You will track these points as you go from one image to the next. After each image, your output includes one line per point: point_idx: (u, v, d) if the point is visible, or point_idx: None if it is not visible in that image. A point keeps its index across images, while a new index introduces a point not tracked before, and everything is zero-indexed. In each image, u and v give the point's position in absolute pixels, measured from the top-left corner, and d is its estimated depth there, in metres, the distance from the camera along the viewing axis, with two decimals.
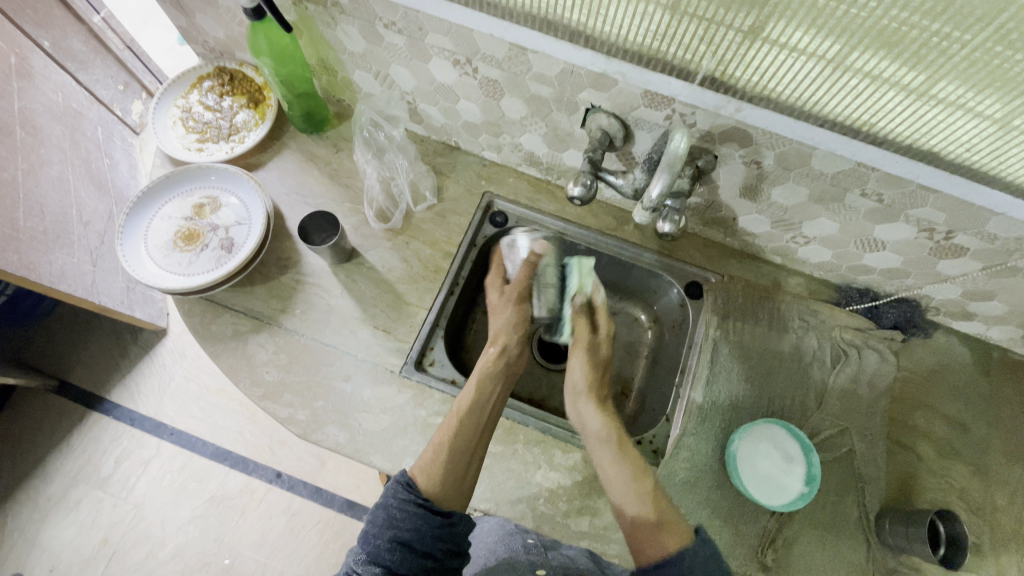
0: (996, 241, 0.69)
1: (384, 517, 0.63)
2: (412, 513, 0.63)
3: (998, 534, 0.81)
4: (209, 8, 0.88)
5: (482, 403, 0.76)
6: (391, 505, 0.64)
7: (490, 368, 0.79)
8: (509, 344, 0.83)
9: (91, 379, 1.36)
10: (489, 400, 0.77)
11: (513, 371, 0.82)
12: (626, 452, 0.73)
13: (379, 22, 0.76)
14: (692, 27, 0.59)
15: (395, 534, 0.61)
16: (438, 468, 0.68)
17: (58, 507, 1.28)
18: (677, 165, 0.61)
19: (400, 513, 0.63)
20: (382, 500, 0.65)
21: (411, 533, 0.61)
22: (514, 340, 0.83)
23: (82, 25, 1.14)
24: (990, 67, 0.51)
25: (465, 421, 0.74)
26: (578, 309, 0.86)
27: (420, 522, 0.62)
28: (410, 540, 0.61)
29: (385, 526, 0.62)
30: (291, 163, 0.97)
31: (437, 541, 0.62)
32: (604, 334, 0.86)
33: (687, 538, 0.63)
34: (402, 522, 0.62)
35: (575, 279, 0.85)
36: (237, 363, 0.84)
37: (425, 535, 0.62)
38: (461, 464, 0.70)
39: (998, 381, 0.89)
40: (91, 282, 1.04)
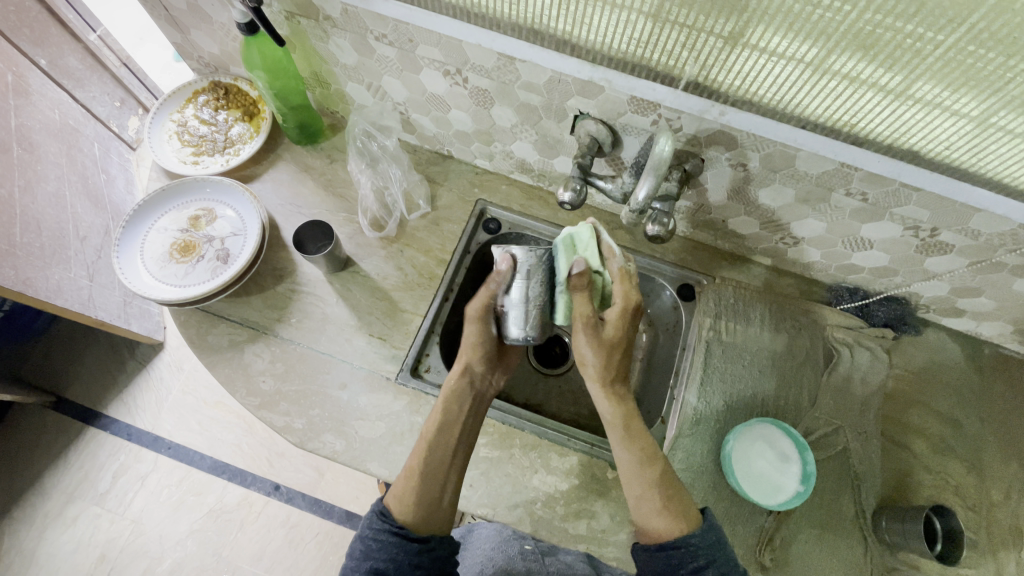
0: (980, 237, 0.70)
1: (361, 549, 0.65)
2: (385, 543, 0.64)
3: (993, 530, 0.81)
4: (203, 24, 0.90)
5: (450, 422, 0.74)
6: (367, 536, 0.66)
7: (455, 387, 0.75)
8: (474, 363, 0.77)
9: (87, 395, 1.36)
10: (456, 419, 0.74)
11: (482, 380, 0.78)
12: (632, 429, 0.71)
13: (369, 35, 0.77)
14: (674, 34, 0.60)
15: (372, 564, 0.63)
16: (408, 499, 0.68)
17: (56, 523, 1.28)
18: (662, 167, 0.62)
19: (375, 543, 0.65)
20: (360, 528, 0.67)
21: (387, 563, 0.63)
22: (477, 356, 0.77)
23: (78, 43, 1.15)
24: (965, 66, 0.52)
25: (433, 444, 0.72)
26: (575, 285, 0.73)
27: (395, 551, 0.64)
28: (387, 570, 0.63)
29: (363, 557, 0.64)
30: (286, 174, 0.98)
31: (415, 567, 0.64)
32: (616, 311, 0.73)
33: (696, 522, 0.65)
34: (377, 553, 0.64)
35: (563, 259, 0.74)
36: (233, 373, 0.84)
37: (400, 562, 0.64)
38: (434, 494, 0.69)
39: (990, 377, 0.90)
40: (88, 297, 1.05)
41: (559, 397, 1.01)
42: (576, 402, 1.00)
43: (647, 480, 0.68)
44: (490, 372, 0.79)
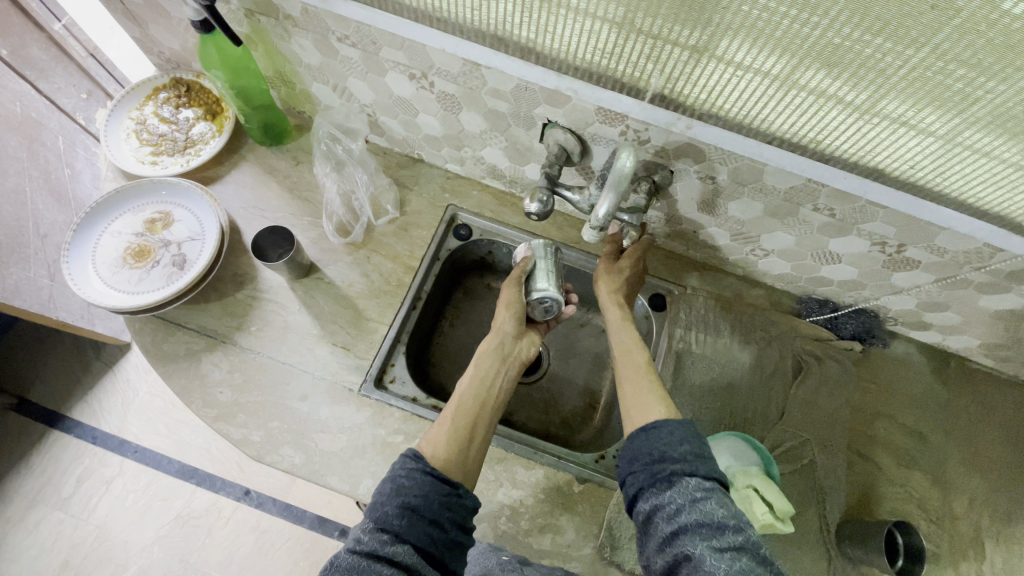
0: (945, 254, 0.70)
1: (392, 485, 0.60)
2: (419, 480, 0.60)
3: (954, 542, 0.82)
4: (161, 19, 0.86)
5: (483, 379, 0.75)
6: (399, 474, 0.61)
7: (488, 347, 0.78)
8: (505, 325, 0.80)
9: (51, 396, 1.32)
10: (487, 376, 0.75)
11: (514, 347, 0.80)
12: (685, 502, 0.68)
13: (332, 36, 0.74)
14: (639, 45, 0.59)
15: (404, 500, 0.58)
16: (441, 441, 0.67)
17: (17, 529, 1.23)
18: (623, 183, 0.60)
19: (408, 481, 0.60)
20: (391, 471, 0.63)
21: (419, 500, 0.59)
22: (508, 317, 0.81)
23: (41, 32, 1.03)
24: (930, 84, 0.51)
25: (466, 395, 0.73)
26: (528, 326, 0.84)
27: (428, 489, 0.60)
28: (418, 506, 0.58)
29: (393, 493, 0.59)
30: (249, 176, 0.95)
31: (445, 510, 0.60)
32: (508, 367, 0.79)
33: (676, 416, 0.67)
34: (410, 489, 0.60)
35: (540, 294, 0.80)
36: (189, 383, 0.81)
37: (432, 501, 0.59)
38: (466, 439, 0.68)
39: (955, 389, 0.91)
40: (48, 297, 1.00)
41: (530, 406, 1.00)
42: (547, 411, 1.00)
43: None
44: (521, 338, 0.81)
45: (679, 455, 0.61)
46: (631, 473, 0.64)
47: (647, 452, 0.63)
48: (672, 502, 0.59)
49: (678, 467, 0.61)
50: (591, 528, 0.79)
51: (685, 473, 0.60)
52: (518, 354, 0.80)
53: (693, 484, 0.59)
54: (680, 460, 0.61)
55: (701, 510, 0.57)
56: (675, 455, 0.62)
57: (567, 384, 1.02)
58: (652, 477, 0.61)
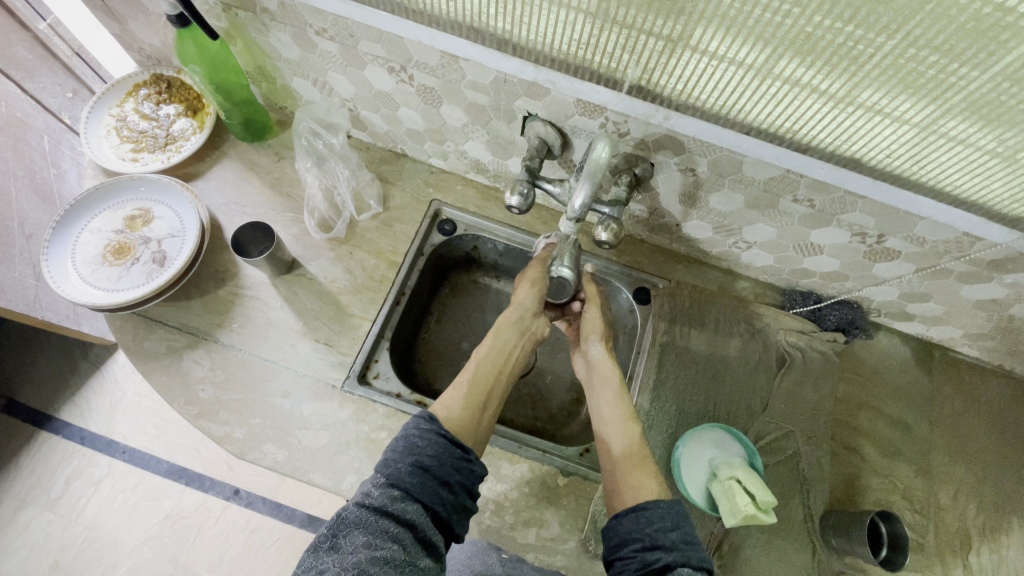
0: (924, 244, 0.70)
1: (405, 444, 0.59)
2: (433, 441, 0.60)
3: (938, 531, 0.82)
4: (139, 14, 0.85)
5: (500, 351, 0.76)
6: (413, 434, 0.61)
7: (507, 321, 0.79)
8: (527, 302, 0.80)
9: (38, 397, 1.31)
10: (504, 348, 0.77)
11: (532, 324, 0.81)
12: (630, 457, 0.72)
13: (309, 29, 0.74)
14: (614, 35, 0.58)
15: (416, 459, 0.58)
16: (455, 407, 0.68)
17: (5, 531, 1.22)
18: (599, 174, 0.59)
19: (420, 441, 0.60)
20: (404, 430, 0.62)
21: (432, 460, 0.58)
22: (531, 295, 0.80)
23: (26, 32, 0.99)
24: (903, 71, 0.51)
25: (482, 366, 0.74)
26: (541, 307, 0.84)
27: (441, 451, 0.59)
28: (430, 466, 0.58)
29: (406, 452, 0.59)
30: (231, 172, 0.94)
31: (456, 472, 0.59)
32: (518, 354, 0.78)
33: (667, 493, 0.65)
34: (424, 449, 0.59)
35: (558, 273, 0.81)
36: (171, 381, 0.81)
37: (444, 463, 0.59)
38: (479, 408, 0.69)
39: (939, 379, 0.91)
40: (34, 297, 0.97)
41: (517, 401, 0.99)
42: (534, 406, 0.99)
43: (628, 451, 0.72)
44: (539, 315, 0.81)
45: (671, 542, 0.58)
46: (619, 559, 0.60)
47: (639, 537, 0.60)
48: None
49: (669, 556, 0.57)
50: (576, 521, 0.79)
51: (678, 562, 0.56)
52: (535, 330, 0.81)
53: (684, 573, 0.55)
54: (671, 549, 0.58)
55: None
56: (667, 542, 0.58)
57: (554, 378, 1.02)
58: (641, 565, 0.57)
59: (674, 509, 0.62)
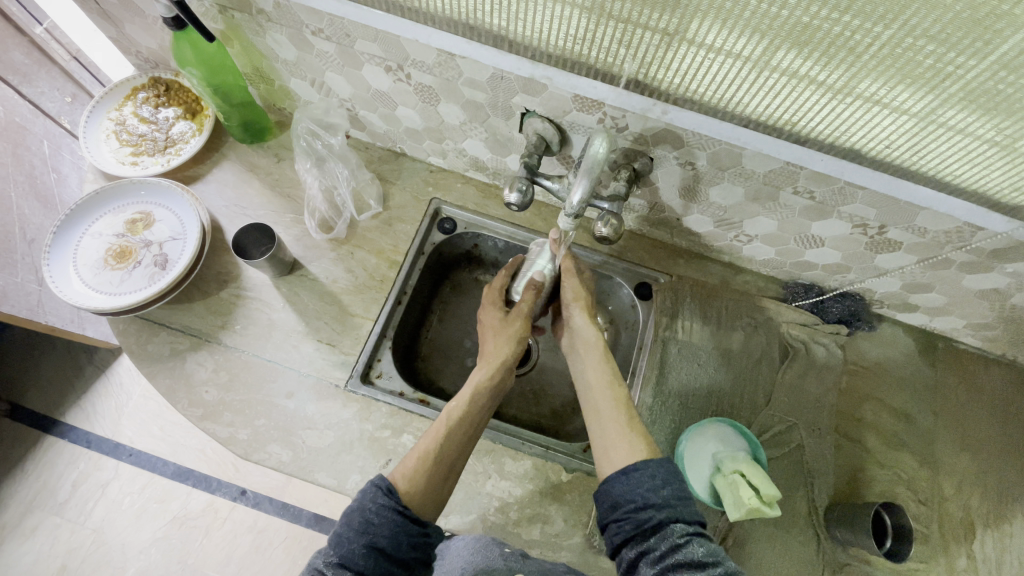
0: (926, 234, 0.70)
1: (359, 522, 0.58)
2: (388, 520, 0.59)
3: (944, 522, 0.82)
4: (137, 18, 0.85)
5: (471, 414, 0.73)
6: (368, 509, 0.60)
7: (483, 380, 0.76)
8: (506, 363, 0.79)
9: (45, 401, 1.31)
10: (473, 411, 0.73)
11: (501, 382, 0.78)
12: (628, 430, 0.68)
13: (306, 29, 0.74)
14: (610, 30, 0.58)
15: (371, 539, 0.57)
16: (419, 476, 0.65)
17: (15, 535, 1.23)
18: (597, 170, 0.59)
19: (376, 518, 0.59)
20: (359, 501, 0.61)
21: (385, 539, 0.58)
22: (510, 352, 0.80)
23: (23, 37, 1.00)
24: (901, 61, 0.51)
25: (448, 433, 0.70)
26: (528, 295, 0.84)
27: (396, 529, 0.59)
28: (385, 546, 0.58)
29: (360, 531, 0.58)
30: (231, 174, 0.95)
31: (412, 549, 0.59)
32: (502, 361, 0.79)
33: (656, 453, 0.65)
34: (379, 529, 0.58)
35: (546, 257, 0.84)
36: (175, 383, 0.81)
37: (400, 543, 0.58)
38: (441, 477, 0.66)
39: (943, 370, 0.91)
40: (38, 301, 0.98)
41: (520, 398, 1.00)
42: (537, 402, 0.99)
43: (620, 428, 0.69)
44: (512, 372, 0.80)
45: (662, 500, 0.60)
46: (613, 519, 0.61)
47: (630, 498, 0.61)
48: (655, 548, 0.58)
49: (661, 514, 0.59)
50: (580, 517, 0.79)
51: (669, 519, 0.59)
52: (502, 389, 0.79)
53: (678, 530, 0.58)
54: (662, 506, 0.59)
55: (686, 555, 0.56)
56: (657, 500, 0.60)
57: (557, 375, 1.02)
58: (635, 526, 0.59)
59: (664, 466, 0.63)
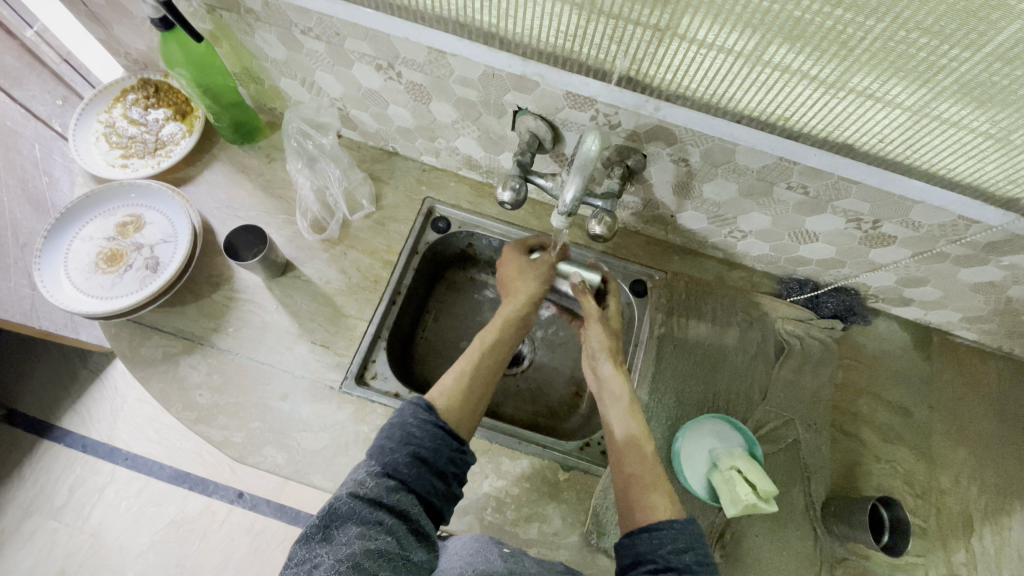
0: (920, 228, 0.69)
1: (400, 434, 0.60)
2: (431, 432, 0.61)
3: (941, 515, 0.82)
4: (124, 18, 0.84)
5: (501, 346, 0.78)
6: (409, 423, 0.61)
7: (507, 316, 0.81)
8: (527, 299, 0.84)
9: (39, 406, 1.30)
10: (502, 342, 0.79)
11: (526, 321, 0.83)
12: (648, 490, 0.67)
13: (294, 28, 0.73)
14: (601, 26, 0.58)
15: (413, 452, 0.59)
16: (456, 394, 0.69)
17: (11, 540, 1.21)
18: (589, 168, 0.59)
19: (419, 431, 0.61)
20: (400, 416, 0.63)
21: (428, 451, 0.60)
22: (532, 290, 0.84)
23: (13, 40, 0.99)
24: (894, 55, 0.51)
25: (481, 359, 0.75)
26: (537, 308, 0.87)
27: (437, 442, 0.61)
28: (427, 457, 0.59)
29: (403, 442, 0.59)
30: (222, 176, 0.94)
31: (451, 463, 0.61)
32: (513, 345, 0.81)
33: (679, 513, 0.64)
34: (421, 440, 0.60)
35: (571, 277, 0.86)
36: (168, 387, 0.81)
37: (441, 455, 0.60)
38: (475, 398, 0.70)
39: (938, 363, 0.91)
40: (31, 306, 0.96)
41: (517, 396, 0.99)
42: (533, 401, 0.99)
43: (646, 483, 0.67)
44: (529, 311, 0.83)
45: (684, 565, 0.57)
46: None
47: (652, 558, 0.59)
48: None
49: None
50: (577, 516, 0.79)
51: None
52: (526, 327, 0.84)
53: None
54: (684, 571, 0.57)
55: None
56: (679, 565, 0.58)
57: (553, 374, 1.02)
58: None
59: (690, 530, 0.61)
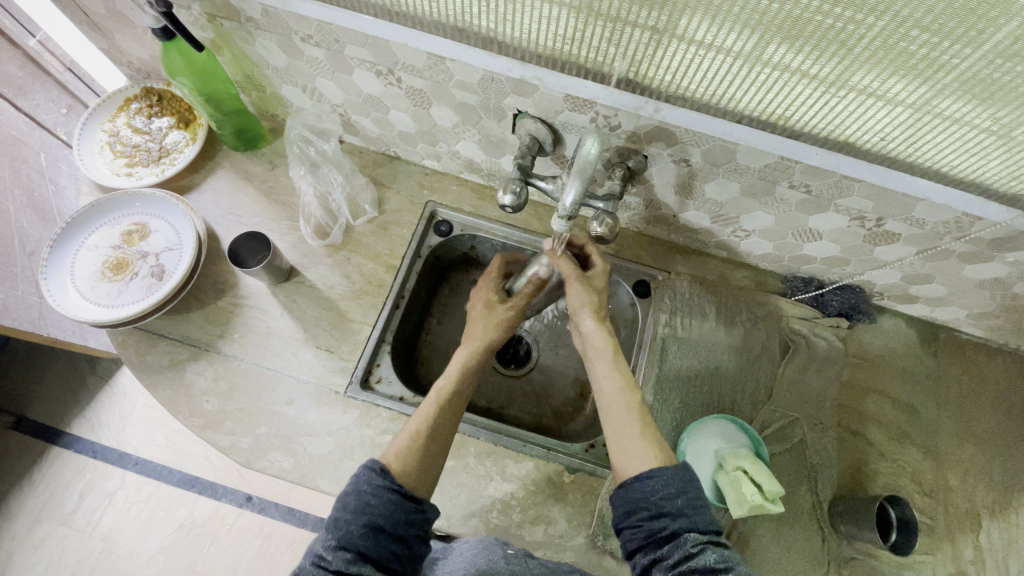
0: (925, 225, 0.69)
1: (354, 504, 0.58)
2: (384, 499, 0.59)
3: (950, 513, 0.82)
4: (127, 28, 0.85)
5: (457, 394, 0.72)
6: (363, 490, 0.59)
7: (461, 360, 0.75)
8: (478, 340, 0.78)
9: (49, 412, 1.31)
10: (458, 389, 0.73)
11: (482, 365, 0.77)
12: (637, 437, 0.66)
13: (294, 36, 0.74)
14: (599, 29, 0.58)
15: (368, 519, 0.57)
16: (411, 453, 0.65)
17: (23, 545, 1.22)
18: (588, 171, 0.59)
19: (374, 499, 0.58)
20: (354, 484, 0.60)
21: (383, 517, 0.57)
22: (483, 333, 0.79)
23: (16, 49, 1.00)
24: (894, 52, 0.50)
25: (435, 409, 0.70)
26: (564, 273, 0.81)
27: (391, 508, 0.58)
28: (383, 524, 0.57)
29: (358, 511, 0.57)
30: (226, 183, 0.95)
31: (410, 526, 0.59)
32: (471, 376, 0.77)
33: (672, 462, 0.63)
34: (376, 509, 0.58)
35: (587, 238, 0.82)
36: (175, 394, 0.81)
37: (398, 519, 0.58)
38: (432, 453, 0.66)
39: (945, 361, 0.90)
40: (39, 315, 0.96)
41: (522, 399, 1.00)
42: (538, 402, 0.99)
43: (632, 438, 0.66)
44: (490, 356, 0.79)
45: (677, 509, 0.58)
46: (628, 526, 0.59)
47: (645, 505, 0.59)
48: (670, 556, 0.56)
49: (676, 524, 0.57)
50: (583, 517, 0.79)
51: (685, 528, 0.56)
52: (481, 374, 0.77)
53: (693, 538, 0.56)
54: (677, 515, 0.57)
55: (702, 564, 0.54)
56: (672, 510, 0.58)
57: (557, 376, 1.02)
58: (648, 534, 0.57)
59: (681, 474, 0.61)
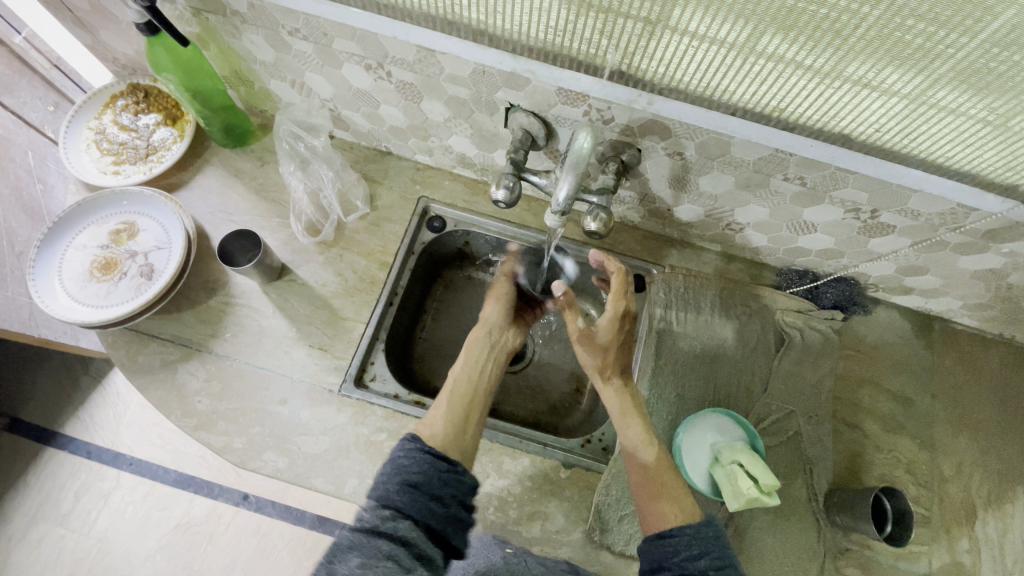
0: (919, 216, 0.69)
1: (392, 465, 0.64)
2: (418, 458, 0.64)
3: (944, 504, 0.82)
4: (110, 23, 0.83)
5: (478, 368, 0.80)
6: (397, 454, 0.65)
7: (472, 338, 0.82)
8: (489, 318, 0.85)
9: (41, 413, 1.30)
10: (477, 364, 0.80)
11: (499, 339, 0.84)
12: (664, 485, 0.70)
13: (281, 29, 0.72)
14: (591, 21, 0.57)
15: (404, 478, 0.62)
16: (438, 423, 0.71)
17: (19, 546, 1.22)
18: (581, 165, 0.58)
19: (407, 460, 0.64)
20: (392, 453, 0.67)
21: (418, 476, 0.63)
22: (495, 310, 0.86)
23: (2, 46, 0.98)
24: (890, 43, 0.50)
25: (458, 385, 0.77)
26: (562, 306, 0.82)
27: (426, 466, 0.64)
28: (418, 482, 0.62)
29: (394, 472, 0.63)
30: (215, 180, 0.93)
31: (445, 485, 0.63)
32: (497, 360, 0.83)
33: (693, 519, 0.67)
34: (409, 467, 0.63)
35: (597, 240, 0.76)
36: (167, 395, 0.80)
37: (432, 477, 0.63)
38: (462, 423, 0.72)
39: (939, 352, 0.90)
40: (30, 314, 0.94)
41: (518, 394, 0.99)
42: (534, 398, 0.99)
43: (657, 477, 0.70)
44: (508, 330, 0.86)
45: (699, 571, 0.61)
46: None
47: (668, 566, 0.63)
48: None
49: None
50: (579, 513, 0.79)
51: None
52: (502, 347, 0.84)
53: None
54: None
55: None
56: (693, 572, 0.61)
57: (553, 371, 1.01)
58: None
59: (700, 535, 0.64)
